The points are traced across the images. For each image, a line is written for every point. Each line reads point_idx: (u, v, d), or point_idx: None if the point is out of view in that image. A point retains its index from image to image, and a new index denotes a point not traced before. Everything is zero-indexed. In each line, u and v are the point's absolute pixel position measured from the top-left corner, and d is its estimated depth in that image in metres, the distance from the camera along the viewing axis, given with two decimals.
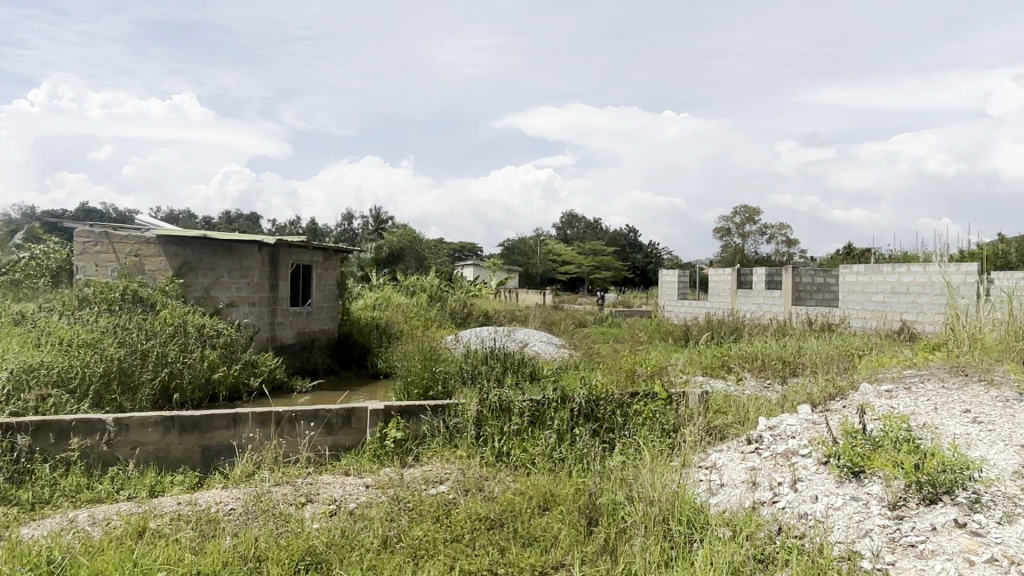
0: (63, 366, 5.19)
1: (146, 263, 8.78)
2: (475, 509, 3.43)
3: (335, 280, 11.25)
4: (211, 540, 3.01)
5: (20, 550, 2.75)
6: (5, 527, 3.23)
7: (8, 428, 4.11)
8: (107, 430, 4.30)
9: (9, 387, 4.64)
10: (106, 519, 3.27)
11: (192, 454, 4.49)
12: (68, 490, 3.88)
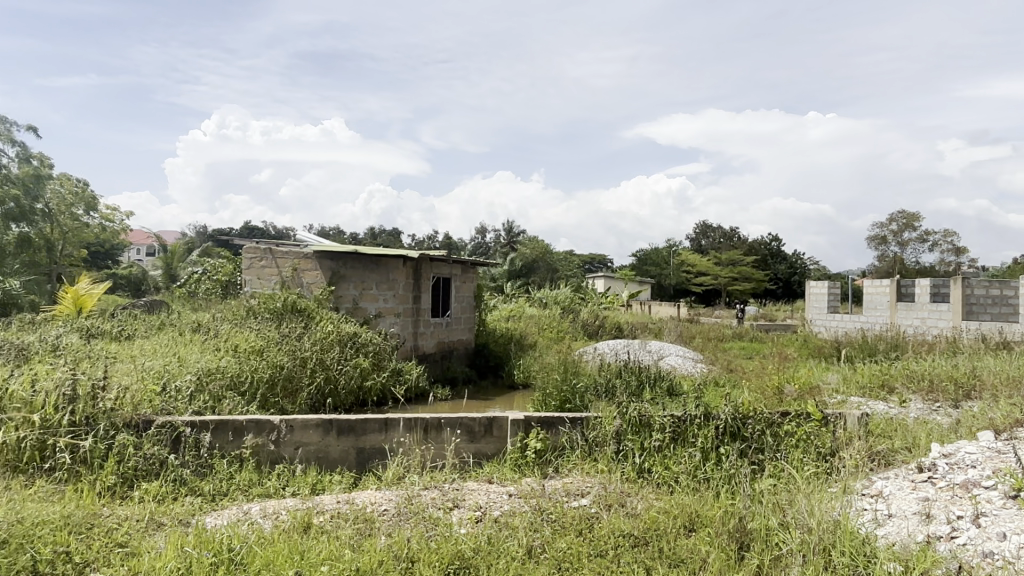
0: (236, 371, 5.69)
1: (304, 276, 9.47)
2: (619, 524, 3.39)
3: (471, 292, 11.60)
4: (368, 538, 3.18)
5: (206, 537, 3.04)
6: (192, 514, 3.59)
7: (193, 425, 4.49)
8: (275, 430, 4.66)
9: (193, 388, 5.12)
10: (274, 513, 3.54)
11: (348, 455, 4.80)
12: (242, 484, 4.22)
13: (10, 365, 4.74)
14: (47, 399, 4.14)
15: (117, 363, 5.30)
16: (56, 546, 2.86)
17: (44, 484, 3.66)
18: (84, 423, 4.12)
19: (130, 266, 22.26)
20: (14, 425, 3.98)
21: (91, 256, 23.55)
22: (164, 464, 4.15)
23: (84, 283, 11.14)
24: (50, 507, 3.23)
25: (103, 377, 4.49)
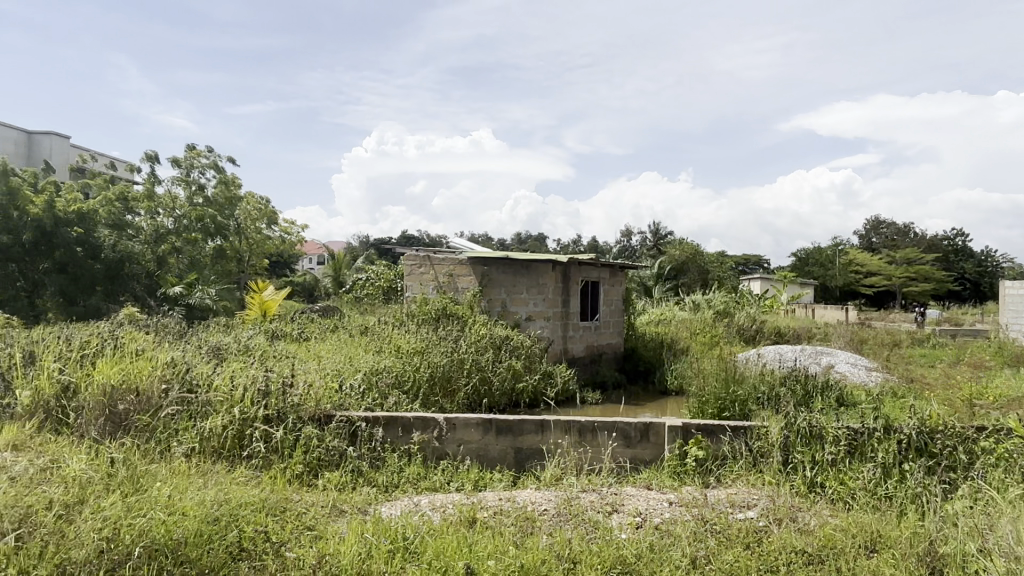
0: (400, 370, 6.03)
1: (459, 282, 9.90)
2: (791, 541, 3.20)
3: (619, 296, 11.49)
4: (530, 537, 3.25)
5: (383, 525, 3.26)
6: (368, 503, 3.86)
7: (367, 421, 4.82)
8: (439, 427, 4.89)
9: (364, 385, 5.51)
10: (441, 507, 3.72)
11: (507, 455, 4.95)
12: (411, 477, 4.48)
13: (212, 363, 5.30)
14: (245, 394, 4.60)
15: (300, 362, 5.79)
16: (257, 526, 3.18)
17: (244, 469, 4.07)
18: (275, 416, 4.54)
19: (304, 273, 24.30)
20: (218, 414, 4.45)
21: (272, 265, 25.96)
22: (342, 456, 4.48)
23: (268, 289, 12.39)
24: (251, 491, 3.60)
25: (290, 375, 4.93)
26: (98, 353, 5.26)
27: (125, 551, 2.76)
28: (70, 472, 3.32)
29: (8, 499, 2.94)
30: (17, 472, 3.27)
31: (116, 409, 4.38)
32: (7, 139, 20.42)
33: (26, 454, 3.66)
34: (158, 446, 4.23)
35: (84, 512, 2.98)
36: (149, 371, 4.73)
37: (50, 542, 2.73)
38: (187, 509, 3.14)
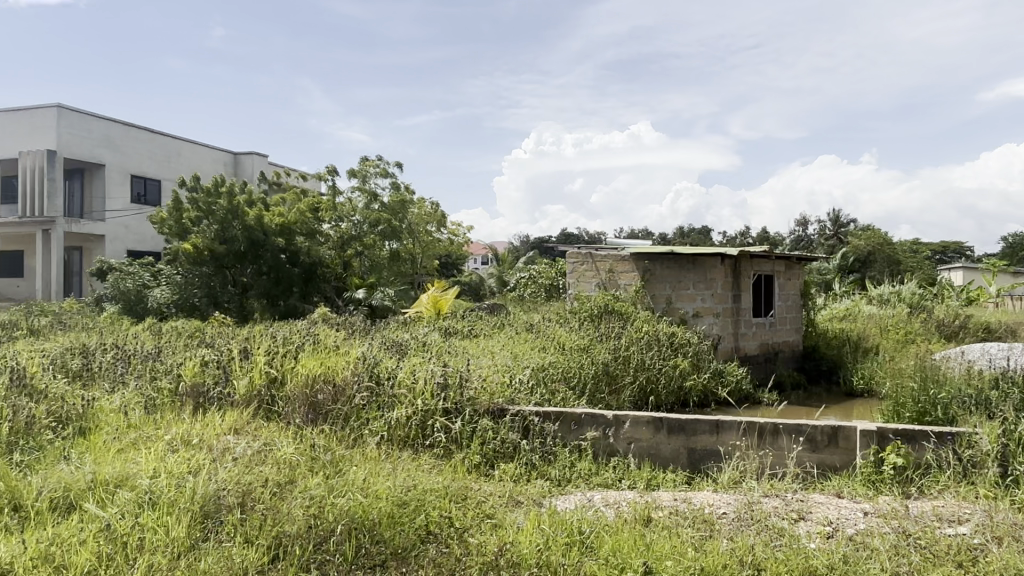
0: (566, 366, 6.09)
1: (621, 278, 9.84)
2: (1014, 562, 2.84)
3: (796, 290, 10.80)
4: (709, 540, 3.16)
5: (560, 518, 3.32)
6: (543, 496, 3.95)
7: (538, 415, 4.93)
8: (610, 424, 4.89)
9: (533, 380, 5.64)
10: (615, 503, 3.72)
11: (680, 454, 4.84)
12: (583, 472, 4.52)
13: (394, 358, 5.69)
14: (426, 387, 4.87)
15: (473, 357, 6.05)
16: (442, 511, 3.37)
17: (427, 457, 4.33)
18: (454, 408, 4.78)
19: (472, 274, 25.32)
20: (403, 405, 4.77)
21: (443, 266, 27.25)
22: (516, 449, 4.64)
23: (439, 288, 13.10)
24: (435, 478, 3.82)
25: (466, 370, 5.17)
26: (298, 348, 5.85)
27: (330, 528, 3.04)
28: (282, 455, 3.73)
29: (232, 476, 3.36)
30: (239, 453, 3.72)
31: (316, 398, 4.86)
32: (218, 161, 23.23)
33: (245, 437, 4.15)
34: (352, 433, 4.61)
35: (294, 490, 3.33)
36: (341, 365, 5.16)
37: (268, 515, 3.08)
38: (381, 493, 3.40)
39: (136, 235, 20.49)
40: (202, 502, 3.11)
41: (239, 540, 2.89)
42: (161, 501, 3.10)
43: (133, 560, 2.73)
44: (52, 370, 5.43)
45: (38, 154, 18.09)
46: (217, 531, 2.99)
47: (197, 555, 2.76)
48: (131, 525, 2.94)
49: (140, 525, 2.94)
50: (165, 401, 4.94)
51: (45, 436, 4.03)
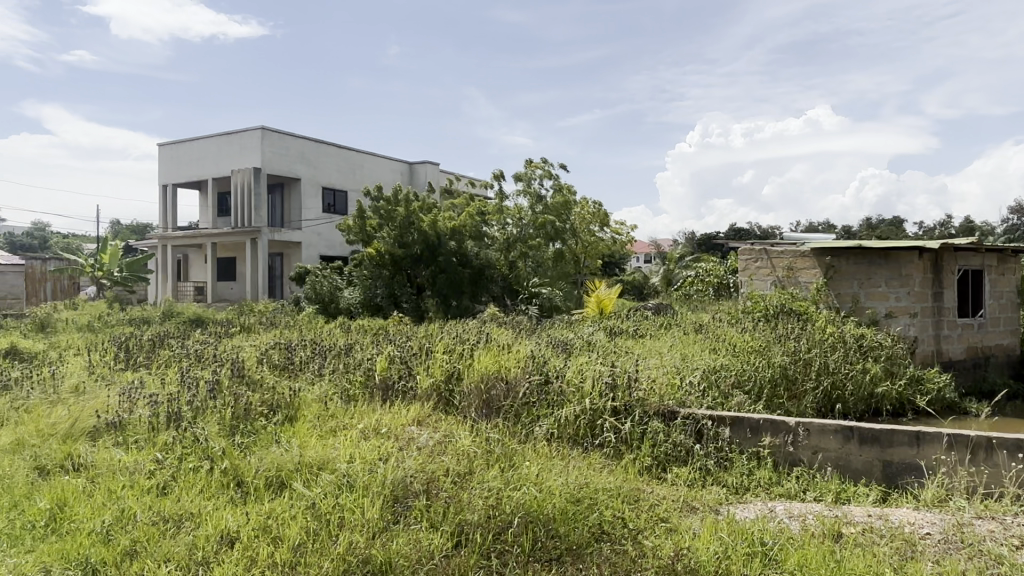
0: (739, 369, 5.84)
1: (801, 275, 9.32)
2: None
3: (1012, 286, 9.51)
4: (911, 561, 2.89)
5: (739, 527, 3.20)
6: (720, 503, 3.82)
7: (712, 419, 4.76)
8: (791, 432, 4.60)
9: (705, 384, 5.47)
10: (800, 516, 3.50)
11: (873, 468, 4.46)
12: (762, 482, 4.31)
13: (562, 357, 5.77)
14: (594, 386, 4.89)
15: (641, 357, 5.98)
16: (616, 511, 3.36)
17: (598, 456, 4.34)
18: (623, 408, 4.76)
19: (635, 271, 25.07)
20: (572, 404, 4.82)
21: (605, 265, 27.21)
22: (690, 453, 4.51)
23: (603, 288, 13.05)
24: (607, 477, 3.83)
25: (635, 371, 5.13)
26: (471, 345, 6.12)
27: (507, 520, 3.16)
28: (461, 447, 3.92)
29: (417, 464, 3.59)
30: (422, 444, 3.96)
31: (489, 394, 5.06)
32: (396, 170, 24.87)
33: (427, 429, 4.42)
34: (523, 429, 4.74)
35: (473, 481, 3.50)
36: (512, 364, 5.34)
37: (450, 502, 3.26)
38: (555, 488, 3.46)
39: (327, 241, 22.49)
40: (391, 487, 3.37)
41: (426, 525, 3.10)
42: (357, 484, 3.39)
43: (335, 536, 3.01)
44: (264, 363, 6.13)
45: (247, 172, 20.46)
46: (405, 514, 3.22)
47: (389, 536, 2.99)
48: (333, 505, 3.25)
49: (340, 506, 3.24)
50: (356, 393, 5.38)
51: (259, 421, 4.56)
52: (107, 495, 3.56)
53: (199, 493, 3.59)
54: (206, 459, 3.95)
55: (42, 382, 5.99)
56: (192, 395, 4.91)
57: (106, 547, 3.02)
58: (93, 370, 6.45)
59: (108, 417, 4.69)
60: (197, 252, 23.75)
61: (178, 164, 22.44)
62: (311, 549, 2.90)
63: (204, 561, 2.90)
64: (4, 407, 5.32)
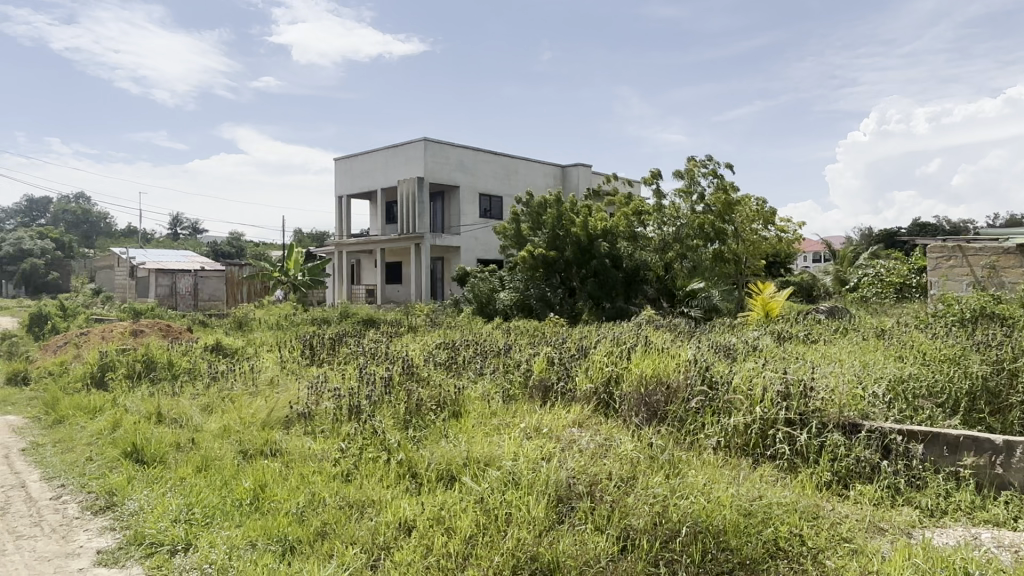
0: (930, 378, 5.29)
1: (1005, 275, 9.29)
2: None
3: None
4: None
5: (935, 554, 2.90)
6: (913, 526, 3.49)
7: (902, 433, 4.35)
8: (998, 451, 4.07)
9: (892, 396, 5.01)
10: (1011, 546, 3.11)
11: None
12: (963, 506, 3.85)
13: (727, 362, 5.56)
14: (765, 394, 4.66)
15: (816, 364, 5.59)
16: (791, 527, 3.16)
17: (769, 468, 4.12)
18: (798, 419, 4.48)
19: (801, 272, 23.56)
20: (740, 412, 4.62)
21: (768, 267, 25.77)
22: (876, 470, 4.15)
23: (769, 289, 12.44)
24: (781, 491, 3.62)
25: (810, 380, 4.83)
26: (632, 348, 6.07)
27: (675, 528, 3.09)
28: (624, 451, 3.89)
29: (580, 465, 3.62)
30: (584, 446, 3.98)
31: (651, 398, 4.95)
32: (549, 174, 25.20)
33: (588, 431, 4.44)
34: (689, 436, 4.60)
35: (639, 486, 3.45)
36: (675, 369, 5.23)
37: (615, 506, 3.25)
38: (725, 499, 3.32)
39: (484, 245, 23.24)
40: (555, 486, 3.42)
41: (592, 527, 3.12)
42: (522, 482, 3.48)
43: (504, 530, 3.10)
44: (431, 361, 6.48)
45: (411, 181, 21.70)
46: (570, 515, 3.27)
47: (555, 535, 3.04)
48: (500, 500, 3.35)
49: (506, 502, 3.33)
50: (517, 393, 5.50)
51: (429, 416, 4.82)
52: (300, 479, 3.92)
53: (378, 481, 3.87)
54: (384, 451, 4.22)
55: (243, 375, 6.75)
56: (369, 390, 5.31)
57: (300, 527, 3.33)
58: (284, 365, 7.17)
59: (298, 408, 5.19)
60: (366, 257, 25.57)
61: (351, 176, 24.28)
62: (482, 542, 3.02)
63: (385, 546, 3.11)
64: (214, 396, 6.07)
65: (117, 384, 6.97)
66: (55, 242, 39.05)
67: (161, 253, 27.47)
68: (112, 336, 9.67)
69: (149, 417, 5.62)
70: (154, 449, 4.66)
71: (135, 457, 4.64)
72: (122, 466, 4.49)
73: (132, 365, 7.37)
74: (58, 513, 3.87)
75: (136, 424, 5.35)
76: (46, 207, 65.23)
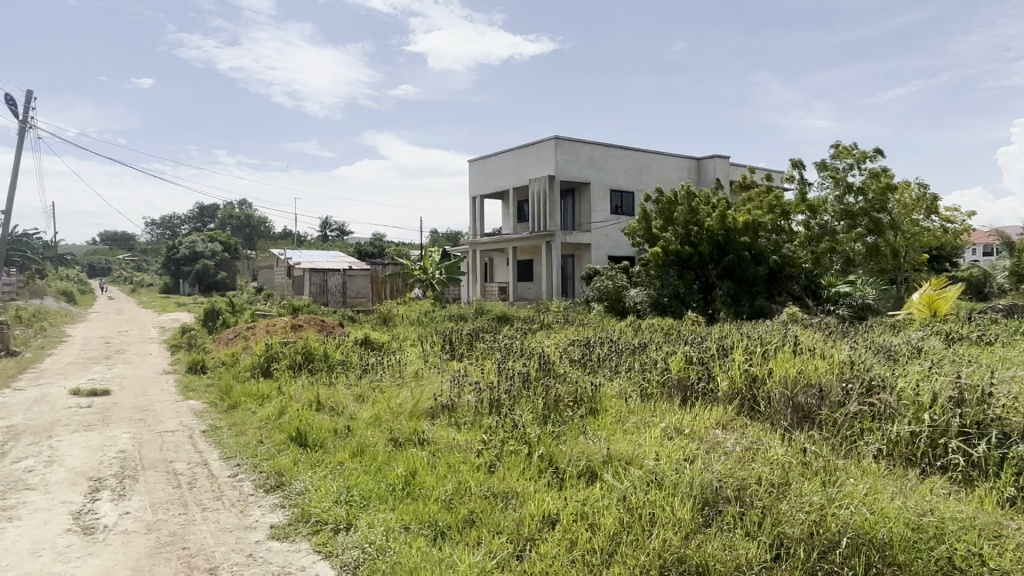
0: None
1: None
2: None
3: None
4: None
5: None
6: None
7: None
8: None
9: None
10: None
11: None
12: None
13: (887, 365, 5.15)
14: (935, 400, 4.27)
15: (995, 368, 5.04)
16: (970, 545, 2.87)
17: (939, 479, 3.77)
18: (974, 428, 4.06)
19: (970, 267, 21.28)
20: (903, 419, 4.25)
21: (930, 261, 23.52)
22: None
23: (937, 287, 11.24)
24: (953, 505, 3.31)
25: (989, 385, 4.37)
26: (779, 348, 5.78)
27: (833, 538, 2.92)
28: (774, 456, 3.72)
29: (728, 469, 3.51)
30: (730, 449, 3.86)
31: (802, 401, 4.70)
32: (683, 168, 24.49)
33: (733, 433, 4.29)
34: (845, 443, 4.31)
35: (792, 493, 3.28)
36: (826, 371, 4.93)
37: (768, 513, 3.12)
38: (889, 512, 3.09)
39: (615, 242, 23.01)
40: (700, 489, 3.34)
41: (742, 533, 3.02)
42: (666, 483, 3.44)
43: (649, 531, 3.08)
44: (567, 357, 6.52)
45: (542, 180, 21.93)
46: (717, 519, 3.18)
47: (701, 538, 2.98)
48: (643, 500, 3.32)
49: (650, 502, 3.30)
50: (655, 392, 5.41)
51: (567, 412, 4.85)
52: (447, 468, 4.10)
53: (521, 474, 3.95)
54: (524, 444, 4.31)
55: (392, 368, 7.14)
56: (508, 385, 5.44)
57: (449, 513, 3.48)
58: (427, 359, 7.50)
59: (442, 401, 5.41)
60: (499, 255, 26.13)
61: (484, 177, 24.92)
62: (626, 541, 3.01)
63: (530, 537, 3.19)
64: (366, 386, 6.47)
65: (281, 374, 7.61)
66: (223, 245, 42.93)
67: (311, 254, 29.57)
68: (275, 329, 10.56)
69: (310, 404, 6.08)
70: (315, 435, 5.04)
71: (300, 441, 5.05)
72: (289, 449, 4.91)
73: (293, 356, 8.02)
74: (236, 489, 4.29)
75: (298, 410, 5.81)
76: (213, 212, 72.02)
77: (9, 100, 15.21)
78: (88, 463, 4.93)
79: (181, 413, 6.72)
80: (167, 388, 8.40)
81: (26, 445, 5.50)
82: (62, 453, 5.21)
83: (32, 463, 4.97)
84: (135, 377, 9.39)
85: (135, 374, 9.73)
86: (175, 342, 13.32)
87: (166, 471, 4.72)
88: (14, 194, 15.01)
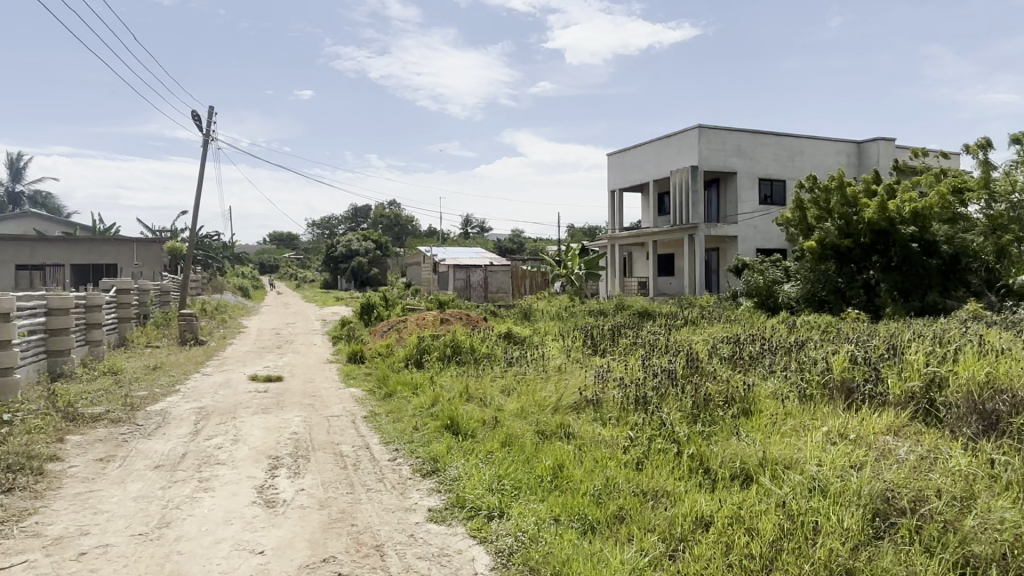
0: None
1: None
2: None
3: None
4: None
5: None
6: None
7: None
8: None
9: None
10: None
11: None
12: None
13: None
14: None
15: None
16: None
17: None
18: None
19: None
20: None
21: None
22: None
23: None
24: None
25: None
26: (959, 349, 5.25)
27: None
28: (957, 466, 3.39)
29: (901, 477, 3.25)
30: (903, 457, 3.57)
31: (986, 407, 4.22)
32: (841, 152, 22.77)
33: (907, 440, 3.95)
34: None
35: (978, 508, 2.98)
36: (1018, 375, 4.41)
37: (950, 528, 2.86)
38: None
39: (764, 234, 21.87)
40: (870, 499, 3.12)
41: (919, 548, 2.79)
42: (830, 491, 3.24)
43: (812, 539, 2.93)
44: (716, 355, 6.32)
45: (684, 171, 21.31)
46: (890, 532, 2.96)
47: (873, 551, 2.79)
48: (806, 505, 3.16)
49: (814, 509, 3.12)
50: (815, 393, 5.10)
51: (718, 412, 4.70)
52: (595, 463, 4.11)
53: (670, 473, 3.89)
54: (673, 443, 4.24)
55: (536, 361, 7.28)
56: (655, 382, 5.37)
57: (599, 508, 3.50)
58: (570, 353, 7.56)
59: (588, 395, 5.44)
60: (639, 250, 25.73)
61: (624, 170, 24.63)
62: (788, 548, 2.87)
63: (682, 538, 3.13)
64: (511, 379, 6.63)
65: (431, 365, 8.00)
66: (376, 243, 45.46)
67: (455, 251, 30.60)
68: (425, 323, 11.08)
69: (461, 395, 6.32)
70: (467, 424, 5.24)
71: (452, 430, 5.28)
72: (442, 437, 5.15)
73: (443, 348, 8.38)
74: (395, 473, 4.57)
75: (449, 401, 6.07)
76: (366, 213, 76.51)
77: (194, 116, 17.06)
78: (267, 443, 5.46)
79: (343, 399, 7.25)
80: (330, 375, 9.09)
81: (215, 425, 6.17)
82: (245, 433, 5.80)
83: (221, 441, 5.58)
84: (303, 366, 10.24)
85: (303, 362, 10.59)
86: (335, 334, 14.32)
87: (334, 453, 5.11)
88: (199, 201, 16.77)
